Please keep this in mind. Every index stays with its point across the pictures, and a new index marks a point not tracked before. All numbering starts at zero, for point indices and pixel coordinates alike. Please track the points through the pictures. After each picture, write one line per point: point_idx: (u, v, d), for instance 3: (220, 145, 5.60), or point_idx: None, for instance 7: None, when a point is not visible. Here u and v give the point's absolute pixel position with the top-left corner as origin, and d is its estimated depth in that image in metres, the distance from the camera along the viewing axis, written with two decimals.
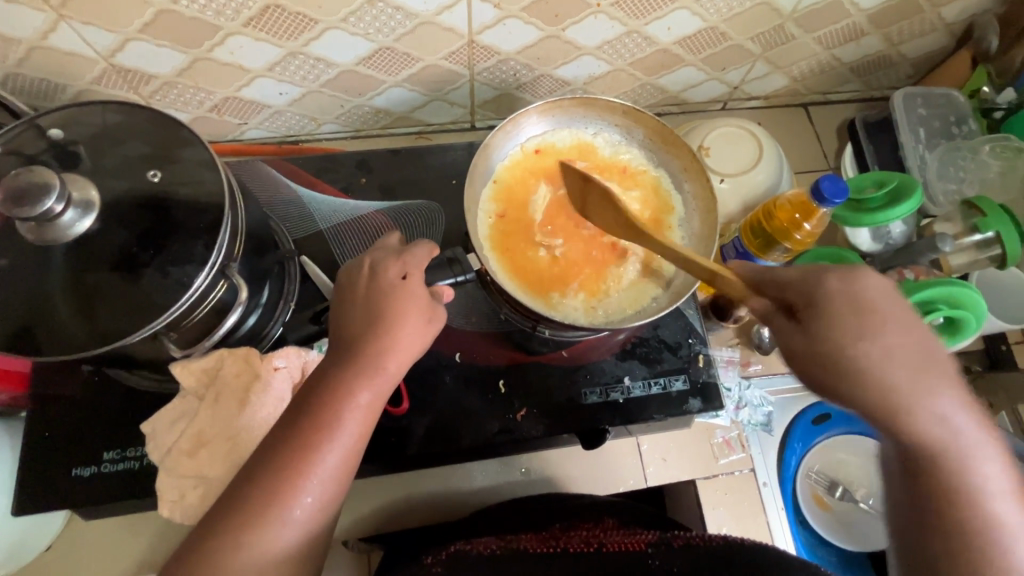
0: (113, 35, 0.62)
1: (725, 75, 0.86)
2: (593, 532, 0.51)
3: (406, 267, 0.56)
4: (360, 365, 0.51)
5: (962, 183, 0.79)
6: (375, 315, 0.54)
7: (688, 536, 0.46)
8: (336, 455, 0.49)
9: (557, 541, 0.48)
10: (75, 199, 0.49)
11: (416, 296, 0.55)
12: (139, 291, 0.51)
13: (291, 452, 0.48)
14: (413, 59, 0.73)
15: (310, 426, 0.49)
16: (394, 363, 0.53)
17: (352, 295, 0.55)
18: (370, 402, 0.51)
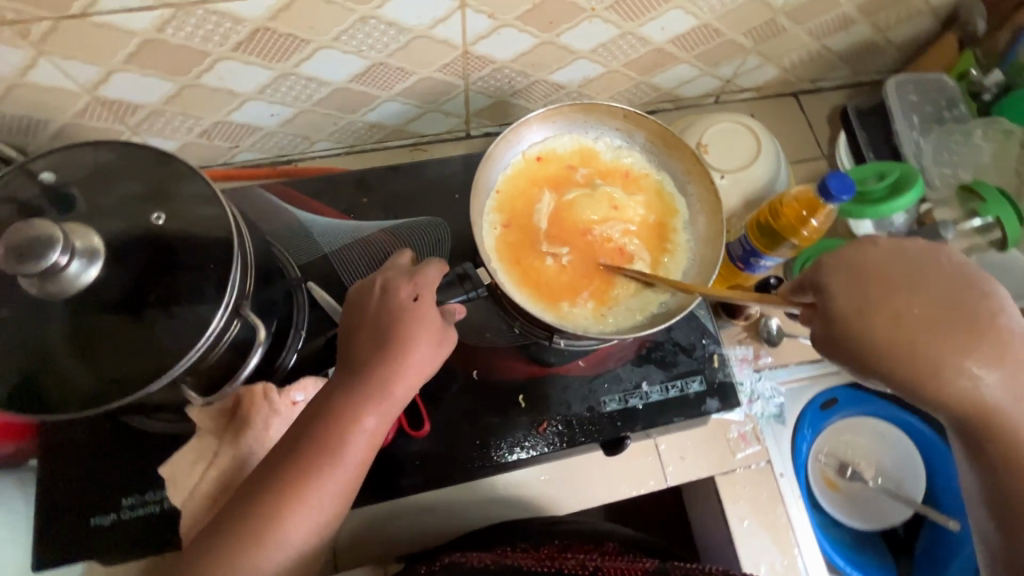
0: (97, 68, 0.60)
1: (718, 70, 0.85)
2: (591, 555, 0.52)
3: (417, 288, 0.55)
4: (366, 390, 0.51)
5: (957, 167, 0.82)
6: (384, 338, 0.53)
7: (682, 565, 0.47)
8: (338, 479, 0.49)
9: (554, 561, 0.50)
10: (78, 248, 0.47)
11: (428, 317, 0.54)
12: (151, 337, 0.49)
13: (290, 475, 0.48)
14: (407, 73, 0.71)
15: (310, 449, 0.48)
16: (401, 389, 0.52)
17: (364, 317, 0.54)
18: (376, 427, 0.51)
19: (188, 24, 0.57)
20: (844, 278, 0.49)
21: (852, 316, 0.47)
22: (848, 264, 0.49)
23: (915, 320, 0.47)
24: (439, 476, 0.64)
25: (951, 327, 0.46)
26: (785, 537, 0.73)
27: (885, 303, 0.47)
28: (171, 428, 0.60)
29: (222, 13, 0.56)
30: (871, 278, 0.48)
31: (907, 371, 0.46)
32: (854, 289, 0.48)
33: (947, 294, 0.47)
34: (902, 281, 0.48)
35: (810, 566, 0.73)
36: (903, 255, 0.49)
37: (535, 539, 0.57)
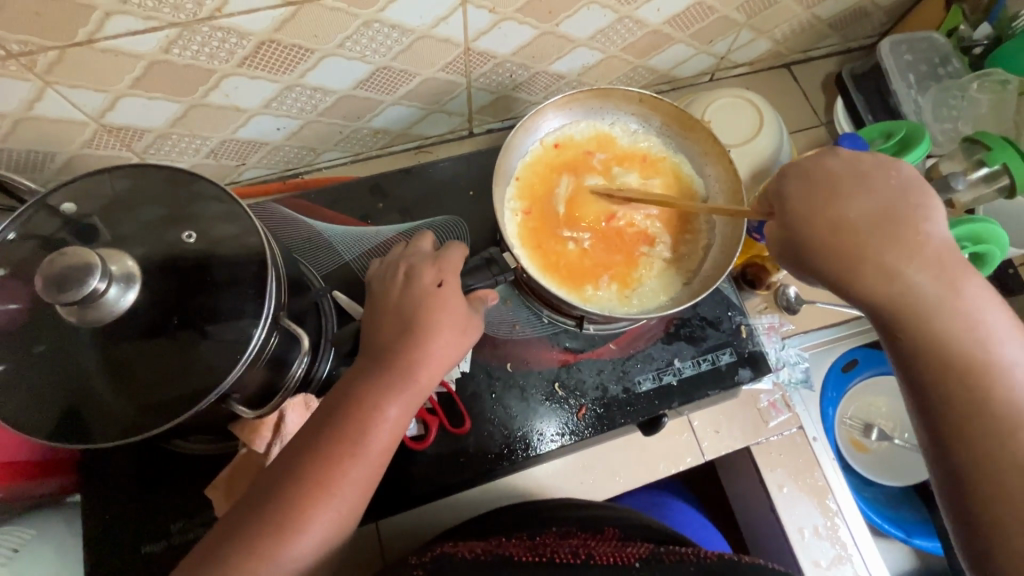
0: (103, 95, 0.59)
1: (713, 48, 0.86)
2: (586, 543, 0.50)
3: (441, 274, 0.56)
4: (388, 378, 0.51)
5: (956, 122, 0.83)
6: (408, 325, 0.53)
7: (680, 554, 0.47)
8: (364, 468, 0.48)
9: (546, 550, 0.47)
10: (116, 273, 0.46)
11: (451, 305, 0.54)
12: (194, 356, 0.49)
13: (314, 465, 0.47)
14: (410, 75, 0.72)
15: (332, 437, 0.48)
16: (426, 375, 0.52)
17: (392, 309, 0.54)
18: (399, 416, 0.50)
19: (194, 42, 0.56)
20: (800, 184, 0.54)
21: (797, 216, 0.52)
22: (806, 174, 0.54)
23: (848, 219, 0.51)
24: (483, 471, 0.64)
25: (880, 225, 0.50)
26: (824, 500, 0.74)
27: (823, 200, 0.52)
28: (212, 450, 0.59)
29: (228, 29, 0.56)
30: (824, 182, 0.53)
31: (842, 264, 0.50)
32: (806, 193, 0.53)
33: (899, 203, 0.51)
34: (850, 185, 0.52)
35: (852, 527, 0.74)
36: (859, 168, 0.54)
37: (532, 528, 0.55)
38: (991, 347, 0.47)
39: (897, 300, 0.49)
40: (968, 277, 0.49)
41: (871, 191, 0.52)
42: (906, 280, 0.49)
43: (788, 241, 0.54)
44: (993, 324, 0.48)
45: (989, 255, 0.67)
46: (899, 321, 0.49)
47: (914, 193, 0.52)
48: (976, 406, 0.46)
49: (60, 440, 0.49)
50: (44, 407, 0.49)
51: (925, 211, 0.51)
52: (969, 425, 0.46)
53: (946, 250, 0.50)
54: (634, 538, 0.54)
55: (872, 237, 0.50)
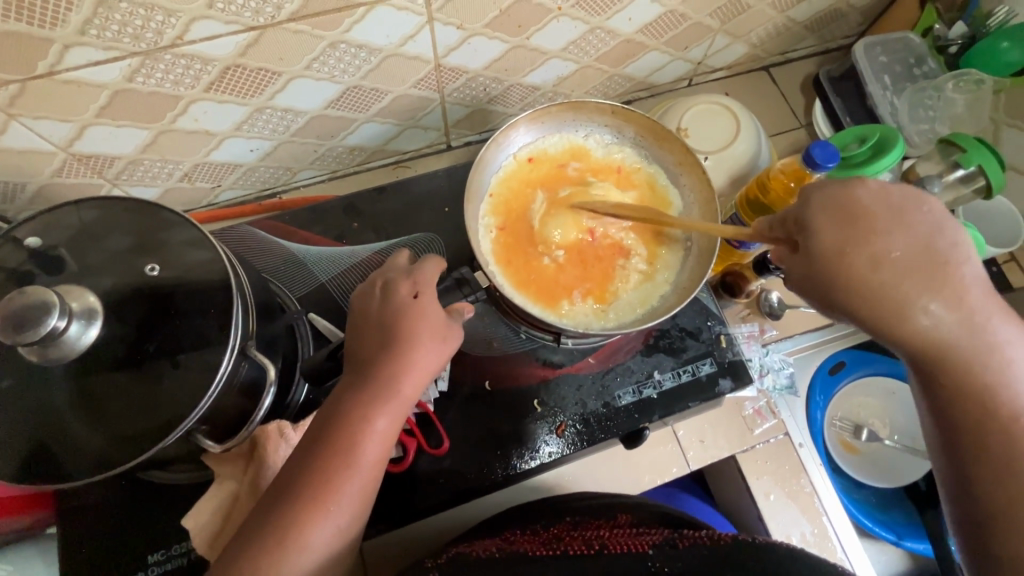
0: (69, 125, 0.59)
1: (688, 54, 0.86)
2: (598, 532, 0.51)
3: (417, 285, 0.55)
4: (373, 389, 0.49)
5: (933, 122, 0.84)
6: (389, 335, 0.52)
7: (694, 538, 0.46)
8: (358, 481, 0.48)
9: (561, 544, 0.48)
10: (75, 310, 0.46)
11: (431, 315, 0.53)
12: (158, 390, 0.48)
13: (308, 480, 0.47)
14: (382, 93, 0.71)
15: (324, 452, 0.47)
16: (410, 386, 0.51)
17: (370, 320, 0.53)
18: (388, 427, 0.50)
19: (158, 70, 0.56)
20: (836, 218, 0.51)
21: (830, 253, 0.50)
22: (840, 206, 0.51)
23: (885, 259, 0.49)
24: (464, 491, 0.63)
25: (915, 265, 0.48)
26: (811, 506, 0.74)
27: (858, 239, 0.50)
28: (187, 478, 0.59)
29: (191, 56, 0.56)
30: (857, 218, 0.50)
31: (877, 304, 0.49)
32: (840, 229, 0.50)
33: (929, 238, 0.50)
34: (882, 221, 0.50)
35: (840, 531, 0.73)
36: (892, 201, 0.51)
37: (546, 520, 0.56)
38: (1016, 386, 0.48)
39: (927, 339, 0.48)
40: (997, 318, 0.48)
41: (904, 229, 0.50)
42: (937, 320, 0.48)
43: (815, 278, 0.51)
44: (1018, 362, 0.48)
45: None
46: (929, 358, 0.49)
47: (945, 227, 0.50)
48: (1004, 446, 0.46)
49: (27, 477, 0.48)
50: (9, 445, 0.48)
51: (957, 248, 0.49)
52: (998, 465, 0.46)
53: (977, 287, 0.49)
54: (649, 522, 0.55)
55: (907, 277, 0.48)
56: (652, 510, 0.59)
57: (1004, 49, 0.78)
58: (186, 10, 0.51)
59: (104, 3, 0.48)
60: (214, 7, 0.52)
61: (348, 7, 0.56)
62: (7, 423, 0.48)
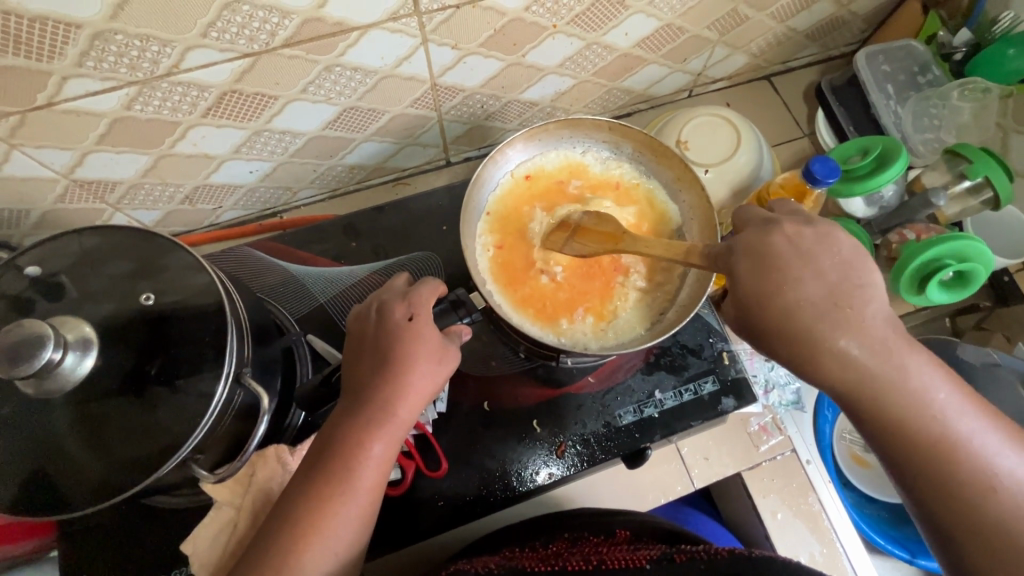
0: (70, 152, 0.60)
1: (688, 65, 0.85)
2: (598, 548, 0.51)
3: (412, 307, 0.54)
4: (368, 415, 0.49)
5: (939, 131, 0.82)
6: (383, 359, 0.51)
7: (692, 552, 0.45)
8: (354, 506, 0.47)
9: (558, 559, 0.47)
10: (71, 341, 0.46)
11: (428, 338, 0.53)
12: (153, 419, 0.48)
13: (304, 510, 0.46)
14: (379, 113, 0.71)
15: (320, 479, 0.47)
16: (406, 410, 0.50)
17: (367, 343, 0.53)
18: (384, 452, 0.49)
19: (155, 98, 0.57)
20: (755, 266, 0.49)
21: (752, 299, 0.49)
22: (755, 253, 0.50)
23: (800, 308, 0.47)
24: (464, 515, 0.62)
25: (827, 309, 0.47)
26: (820, 525, 0.72)
27: (768, 286, 0.48)
28: (189, 502, 0.60)
29: (187, 83, 0.56)
30: (774, 262, 0.49)
31: (798, 353, 0.47)
32: (760, 274, 0.49)
33: (841, 278, 0.48)
34: (795, 265, 0.48)
35: (850, 550, 0.71)
36: (801, 245, 0.49)
37: (546, 536, 0.56)
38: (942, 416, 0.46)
39: (851, 382, 0.47)
40: (911, 354, 0.46)
41: (810, 272, 0.48)
42: (853, 361, 0.46)
43: (745, 319, 0.50)
44: (940, 396, 0.46)
45: (974, 275, 0.66)
46: (862, 403, 0.47)
47: (850, 267, 0.49)
48: (945, 482, 0.45)
49: (26, 505, 0.48)
50: (9, 474, 0.48)
51: (868, 289, 0.48)
52: (946, 498, 0.45)
53: (892, 328, 0.47)
54: (649, 540, 0.54)
55: (817, 320, 0.47)
56: (651, 527, 0.58)
57: (1009, 56, 0.77)
58: (181, 39, 0.51)
59: (99, 35, 0.49)
60: (209, 36, 0.52)
61: (342, 32, 0.56)
62: (6, 452, 0.48)
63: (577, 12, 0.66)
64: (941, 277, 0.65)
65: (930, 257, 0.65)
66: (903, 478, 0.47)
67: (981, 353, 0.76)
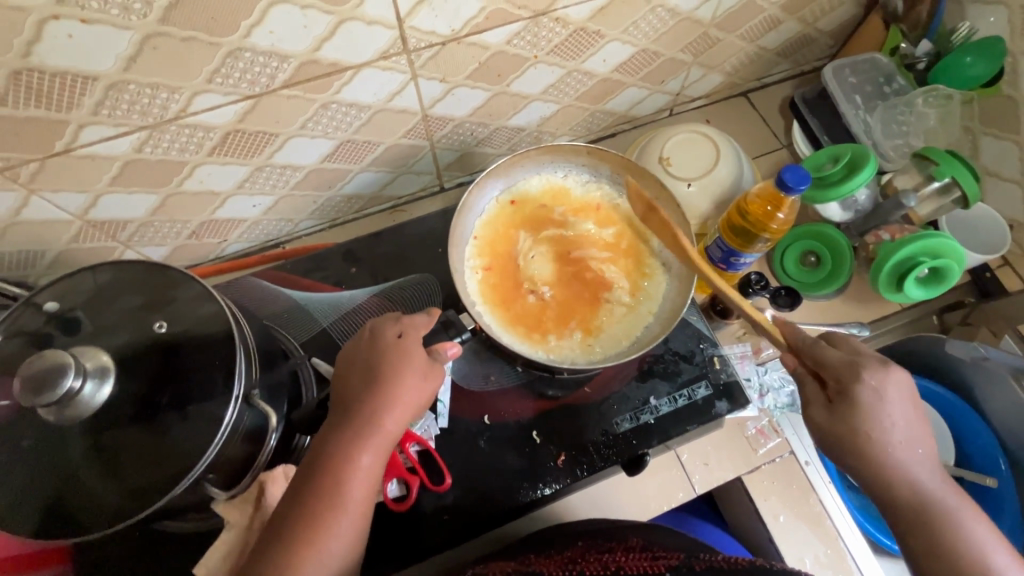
0: (85, 195, 0.63)
1: (666, 86, 0.90)
2: (611, 553, 0.52)
3: (402, 327, 0.57)
4: (356, 428, 0.51)
5: (907, 136, 0.88)
6: (371, 374, 0.54)
7: (710, 562, 0.48)
8: (347, 517, 0.49)
9: (575, 564, 0.49)
10: (90, 369, 0.49)
11: (415, 354, 0.55)
12: (166, 442, 0.50)
13: (299, 522, 0.48)
14: (374, 145, 0.75)
15: (313, 493, 0.49)
16: (392, 422, 0.52)
17: (358, 361, 0.56)
18: (372, 464, 0.51)
19: (164, 140, 0.61)
20: (875, 398, 0.55)
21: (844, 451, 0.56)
22: (877, 391, 0.55)
23: (894, 442, 0.55)
24: (467, 527, 0.64)
25: (911, 439, 0.56)
26: (823, 526, 0.73)
27: (866, 423, 0.55)
28: (198, 527, 0.61)
29: (194, 125, 0.60)
30: (874, 400, 0.55)
31: (876, 472, 0.55)
32: (866, 410, 0.55)
33: (876, 368, 0.56)
34: (889, 402, 0.56)
35: (856, 551, 0.72)
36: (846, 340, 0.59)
37: (558, 543, 0.58)
38: (982, 551, 0.52)
39: (922, 506, 0.54)
40: (915, 437, 0.56)
41: (901, 410, 0.56)
42: (924, 484, 0.55)
43: (835, 431, 0.56)
44: (979, 528, 0.53)
45: (948, 270, 0.72)
46: (916, 535, 0.54)
47: (919, 420, 0.57)
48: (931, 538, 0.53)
49: (45, 534, 0.50)
50: (30, 503, 0.50)
51: (898, 381, 0.56)
52: (934, 548, 0.53)
53: (907, 412, 0.56)
54: (661, 545, 0.55)
55: (904, 449, 0.55)
56: (665, 536, 0.59)
57: (968, 63, 0.81)
58: (188, 85, 0.56)
59: (114, 86, 0.53)
60: (214, 81, 0.56)
61: (337, 71, 0.61)
62: (28, 482, 0.50)
63: (556, 43, 0.70)
64: (916, 274, 0.72)
65: (903, 255, 0.72)
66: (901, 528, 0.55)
67: (969, 348, 0.79)
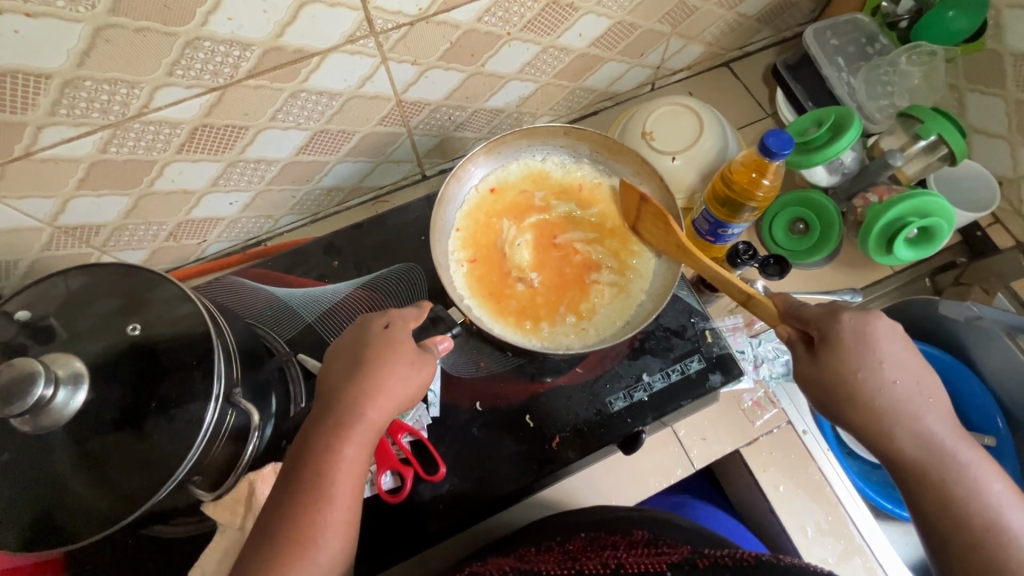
0: (52, 200, 0.62)
1: (646, 59, 0.88)
2: (614, 549, 0.52)
3: (388, 318, 0.57)
4: (337, 420, 0.50)
5: (891, 97, 0.86)
6: (355, 363, 0.53)
7: (715, 558, 0.48)
8: (334, 510, 0.48)
9: (575, 562, 0.50)
10: (62, 377, 0.48)
11: (401, 341, 0.54)
12: (148, 446, 0.49)
13: (284, 521, 0.47)
14: (350, 134, 0.73)
15: (297, 490, 0.48)
16: (375, 411, 0.51)
17: (342, 349, 0.55)
18: (357, 454, 0.50)
19: (129, 139, 0.59)
20: (861, 344, 0.53)
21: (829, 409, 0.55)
22: (867, 344, 0.53)
23: (891, 388, 0.53)
24: (465, 514, 0.63)
25: (915, 390, 0.53)
26: (824, 493, 0.72)
27: (854, 368, 0.53)
28: (192, 530, 0.61)
29: (159, 121, 0.58)
30: (867, 347, 0.53)
31: (875, 422, 0.53)
32: (853, 356, 0.53)
33: (865, 320, 0.54)
34: (887, 351, 0.54)
35: (859, 520, 0.71)
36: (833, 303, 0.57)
37: (561, 535, 0.57)
38: (996, 510, 0.49)
39: (930, 460, 0.52)
40: (923, 393, 0.53)
41: (897, 358, 0.54)
42: (931, 438, 0.52)
43: (819, 381, 0.55)
44: (995, 487, 0.50)
45: (937, 228, 0.71)
46: (922, 493, 0.52)
47: (927, 371, 0.54)
48: (942, 493, 0.51)
49: (30, 547, 0.49)
50: (14, 515, 0.49)
51: (891, 337, 0.54)
52: (947, 502, 0.50)
53: (909, 367, 0.54)
54: (667, 538, 0.54)
55: (906, 402, 0.53)
56: (672, 525, 0.58)
57: (951, 18, 0.79)
58: (148, 80, 0.54)
59: (69, 83, 0.51)
60: (175, 74, 0.55)
61: (303, 58, 0.59)
62: (10, 494, 0.49)
63: (528, 19, 0.68)
64: (905, 234, 0.72)
65: (892, 216, 0.72)
66: (910, 485, 0.52)
67: (962, 308, 0.78)
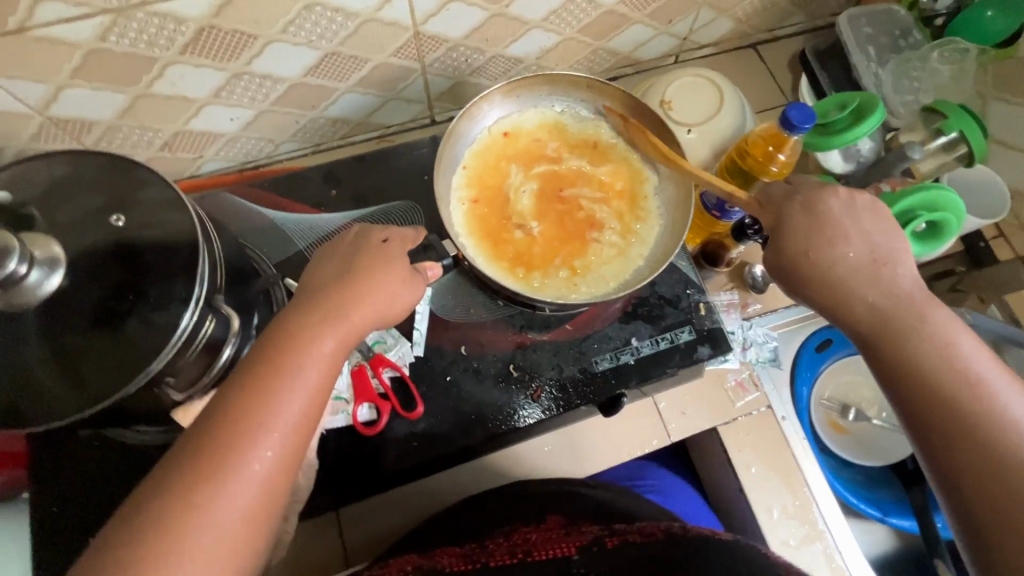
0: (44, 86, 0.59)
1: (674, 28, 0.86)
2: (525, 539, 0.53)
3: (387, 234, 0.56)
4: (319, 313, 0.47)
5: (918, 93, 0.84)
6: (346, 271, 0.51)
7: (623, 536, 0.50)
8: (300, 398, 0.43)
9: (480, 555, 0.51)
10: (38, 258, 0.46)
11: (395, 260, 0.53)
12: (122, 341, 0.48)
13: (243, 403, 0.42)
14: (361, 61, 0.71)
15: (264, 373, 0.43)
16: (360, 314, 0.48)
17: (332, 257, 0.53)
18: (335, 350, 0.46)
19: (130, 30, 0.56)
20: (808, 220, 0.53)
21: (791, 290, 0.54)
22: (817, 218, 0.53)
23: (845, 259, 0.52)
24: (438, 456, 0.63)
25: (874, 263, 0.51)
26: (795, 479, 0.73)
27: (801, 242, 0.53)
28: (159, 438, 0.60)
29: (163, 15, 0.56)
30: (825, 222, 0.53)
31: (832, 300, 0.51)
32: (807, 232, 0.52)
33: (825, 207, 0.54)
34: (846, 226, 0.53)
35: (826, 510, 0.72)
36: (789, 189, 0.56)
37: (470, 534, 0.57)
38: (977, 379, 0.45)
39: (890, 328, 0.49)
40: (889, 266, 0.51)
41: (855, 232, 0.53)
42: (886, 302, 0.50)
43: (779, 269, 0.54)
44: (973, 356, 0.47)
45: (945, 223, 0.71)
46: (899, 369, 0.48)
47: (885, 245, 0.52)
48: (914, 364, 0.47)
49: None
50: None
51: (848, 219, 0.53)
52: (920, 374, 0.47)
53: (873, 245, 0.52)
54: (580, 523, 0.56)
55: (863, 273, 0.51)
56: (601, 508, 0.60)
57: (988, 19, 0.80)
58: None
59: None
60: None
61: None
62: None
63: None
64: (912, 228, 0.71)
65: (902, 207, 0.70)
66: (880, 363, 0.49)
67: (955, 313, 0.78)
